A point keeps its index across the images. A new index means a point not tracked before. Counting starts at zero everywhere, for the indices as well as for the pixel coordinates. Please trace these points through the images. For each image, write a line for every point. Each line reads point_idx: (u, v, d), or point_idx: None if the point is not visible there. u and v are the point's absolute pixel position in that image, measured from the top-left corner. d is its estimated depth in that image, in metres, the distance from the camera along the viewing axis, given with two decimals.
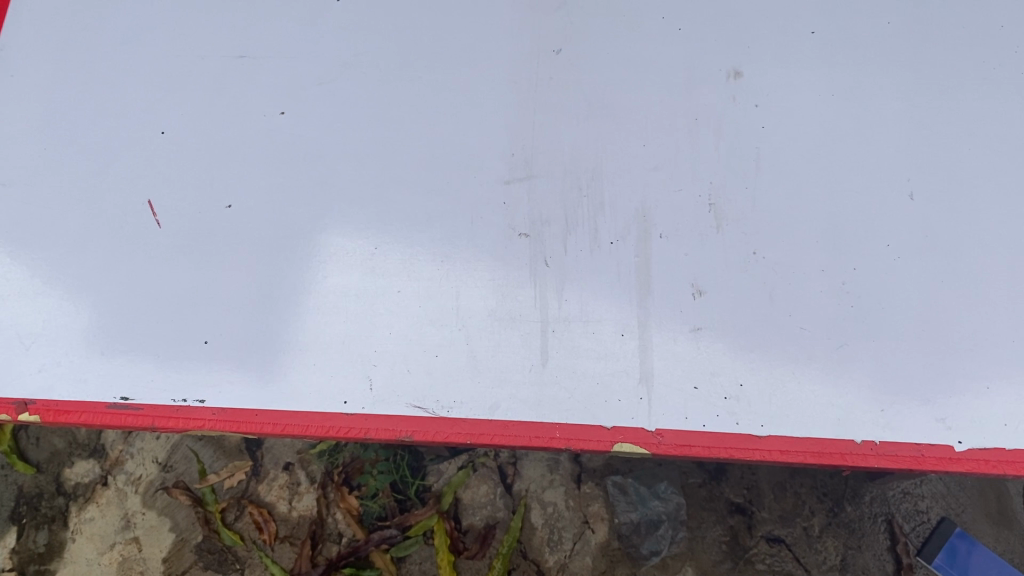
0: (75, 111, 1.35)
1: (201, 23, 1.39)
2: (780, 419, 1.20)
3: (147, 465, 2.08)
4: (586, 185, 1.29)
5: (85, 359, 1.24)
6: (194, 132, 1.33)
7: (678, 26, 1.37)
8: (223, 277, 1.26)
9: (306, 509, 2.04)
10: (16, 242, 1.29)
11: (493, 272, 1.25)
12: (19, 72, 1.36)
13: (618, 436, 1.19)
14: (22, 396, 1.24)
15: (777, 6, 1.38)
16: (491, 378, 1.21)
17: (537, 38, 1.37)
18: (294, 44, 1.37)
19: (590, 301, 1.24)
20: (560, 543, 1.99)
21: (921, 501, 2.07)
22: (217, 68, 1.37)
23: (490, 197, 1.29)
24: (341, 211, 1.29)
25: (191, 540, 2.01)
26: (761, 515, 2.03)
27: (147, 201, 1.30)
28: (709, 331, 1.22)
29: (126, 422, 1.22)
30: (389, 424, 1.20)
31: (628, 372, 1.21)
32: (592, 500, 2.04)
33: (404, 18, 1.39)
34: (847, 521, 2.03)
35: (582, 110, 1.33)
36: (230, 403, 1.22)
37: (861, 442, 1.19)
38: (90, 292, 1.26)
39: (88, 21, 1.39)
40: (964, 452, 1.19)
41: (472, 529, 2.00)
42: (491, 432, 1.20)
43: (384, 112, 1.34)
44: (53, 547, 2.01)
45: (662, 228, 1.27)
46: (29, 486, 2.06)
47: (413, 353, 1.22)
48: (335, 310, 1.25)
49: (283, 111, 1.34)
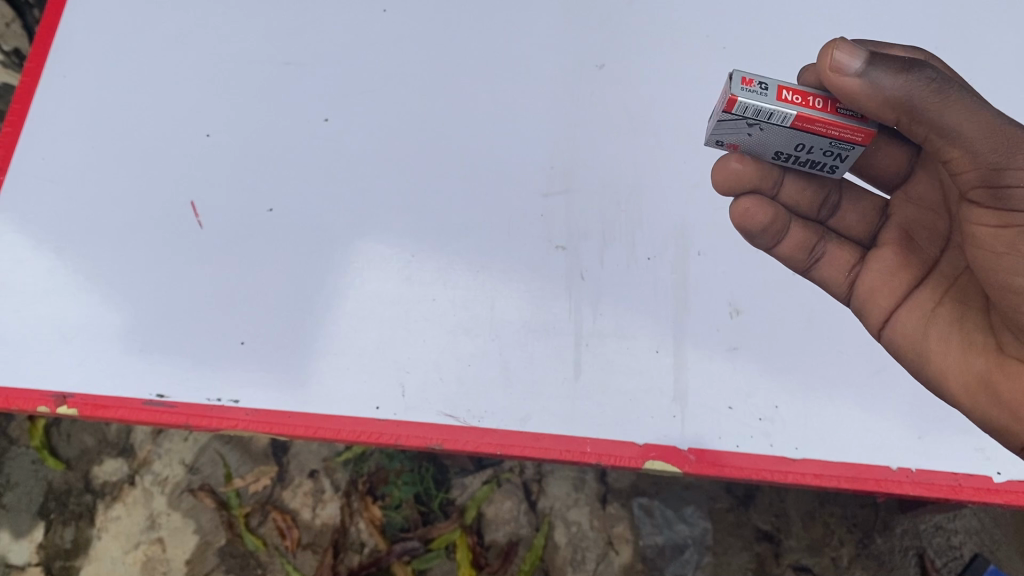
0: (123, 112, 1.37)
1: (248, 29, 1.41)
2: (816, 443, 1.20)
3: (174, 466, 1.98)
4: (624, 200, 1.30)
5: (122, 355, 1.25)
6: (239, 135, 1.35)
7: (721, 45, 1.38)
8: (260, 279, 1.27)
9: (330, 518, 1.96)
10: (62, 236, 1.31)
11: (529, 283, 1.25)
12: (71, 73, 1.39)
13: (649, 452, 1.19)
14: (61, 389, 1.24)
15: (822, 28, 1.38)
16: (524, 391, 1.21)
17: (581, 52, 1.37)
18: (340, 51, 1.39)
19: (625, 317, 1.24)
20: (583, 563, 1.91)
21: (954, 535, 1.94)
22: (263, 73, 1.38)
23: (529, 208, 1.29)
24: (380, 220, 1.30)
25: (215, 543, 1.93)
26: (790, 543, 1.93)
27: (190, 202, 1.32)
28: (746, 352, 1.23)
29: (161, 419, 1.23)
30: (419, 431, 1.20)
31: (662, 391, 1.21)
32: (617, 521, 1.95)
33: (449, 28, 1.40)
34: (877, 553, 1.92)
35: (624, 125, 1.33)
36: (264, 405, 1.22)
37: (897, 469, 1.19)
38: (130, 290, 1.28)
39: (140, 25, 1.42)
40: (1004, 483, 1.20)
41: (495, 545, 1.93)
42: (521, 444, 1.19)
43: (426, 120, 1.35)
44: (80, 544, 1.94)
45: (699, 245, 1.27)
46: (58, 482, 1.97)
47: (446, 362, 1.23)
48: (371, 316, 1.25)
49: (327, 118, 1.35)
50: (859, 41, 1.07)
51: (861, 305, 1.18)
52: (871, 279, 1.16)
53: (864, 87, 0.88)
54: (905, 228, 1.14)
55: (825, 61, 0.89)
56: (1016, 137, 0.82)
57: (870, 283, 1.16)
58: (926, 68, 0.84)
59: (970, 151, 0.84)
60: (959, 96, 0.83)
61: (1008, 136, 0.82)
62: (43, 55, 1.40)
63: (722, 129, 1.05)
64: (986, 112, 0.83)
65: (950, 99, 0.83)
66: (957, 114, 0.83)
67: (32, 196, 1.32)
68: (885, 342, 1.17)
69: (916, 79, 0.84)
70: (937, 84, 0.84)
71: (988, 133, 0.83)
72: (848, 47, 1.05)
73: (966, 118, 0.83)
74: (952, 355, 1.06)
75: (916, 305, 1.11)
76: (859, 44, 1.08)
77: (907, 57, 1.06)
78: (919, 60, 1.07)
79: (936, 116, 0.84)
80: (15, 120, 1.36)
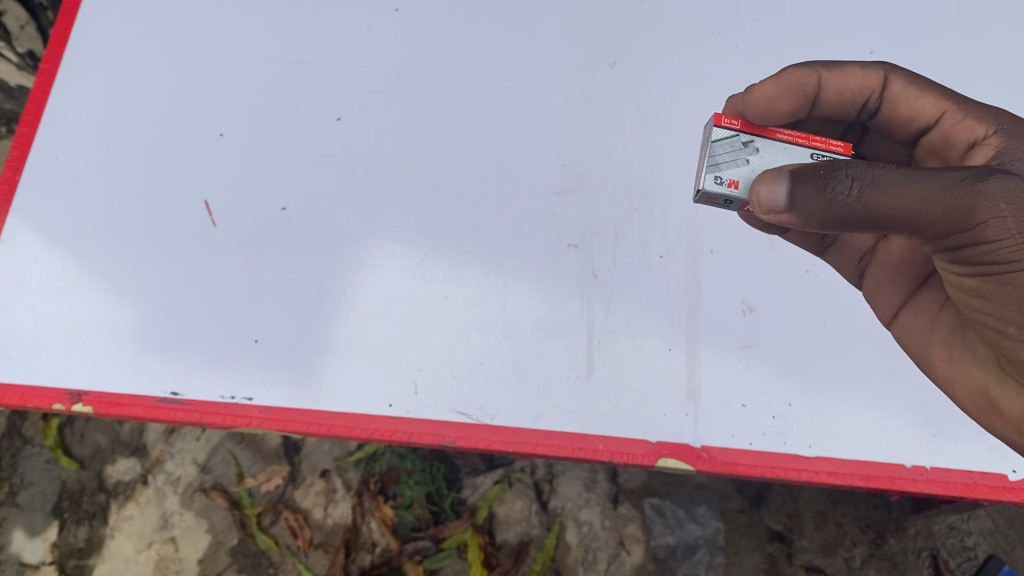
0: (138, 112, 1.38)
1: (262, 29, 1.42)
2: (829, 441, 1.20)
3: (186, 466, 1.99)
4: (636, 198, 1.30)
5: (137, 353, 1.26)
6: (253, 134, 1.36)
7: (735, 43, 1.38)
8: (274, 277, 1.28)
9: (341, 517, 1.96)
10: (77, 235, 1.31)
11: (541, 282, 1.25)
12: (87, 73, 1.40)
13: (662, 450, 1.19)
14: (76, 387, 1.24)
15: (835, 26, 1.39)
16: (537, 388, 1.21)
17: (593, 50, 1.38)
18: (353, 50, 1.39)
19: (637, 315, 1.24)
20: (594, 564, 1.91)
21: (968, 536, 1.93)
22: (277, 73, 1.39)
23: (540, 206, 1.29)
24: (393, 219, 1.30)
25: (227, 542, 1.93)
26: (802, 543, 1.93)
27: (204, 201, 1.32)
28: (759, 349, 1.23)
29: (175, 416, 1.23)
30: (432, 429, 1.20)
31: (675, 388, 1.21)
32: (628, 521, 1.95)
33: (462, 26, 1.40)
34: (890, 554, 1.91)
35: (636, 123, 1.34)
36: (277, 402, 1.22)
37: (911, 467, 1.19)
38: (145, 289, 1.28)
39: (155, 25, 1.43)
40: (1019, 482, 1.19)
41: (506, 545, 1.92)
42: (533, 442, 1.19)
43: (438, 119, 1.35)
44: (93, 543, 1.94)
45: (712, 243, 1.27)
46: (71, 481, 1.98)
47: (458, 360, 1.23)
48: (383, 314, 1.25)
49: (340, 117, 1.36)
50: (804, 73, 1.11)
51: (870, 292, 1.20)
52: (878, 270, 1.18)
53: (797, 215, 0.87)
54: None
55: (759, 203, 0.90)
56: (957, 199, 0.82)
57: (877, 275, 1.18)
58: (841, 174, 0.82)
59: (920, 228, 0.84)
60: (883, 187, 0.82)
61: (948, 204, 0.82)
62: (58, 55, 1.41)
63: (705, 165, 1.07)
64: (914, 191, 0.82)
65: (879, 194, 0.82)
66: (893, 205, 0.82)
67: (47, 195, 1.33)
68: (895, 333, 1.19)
69: (837, 190, 0.82)
70: (860, 184, 0.82)
71: (934, 204, 0.82)
72: (794, 76, 1.10)
73: (901, 203, 0.82)
74: (957, 368, 1.08)
75: (919, 310, 1.13)
76: (806, 75, 1.11)
77: (860, 75, 1.11)
78: (871, 81, 1.11)
79: (875, 214, 0.82)
80: (31, 119, 1.37)
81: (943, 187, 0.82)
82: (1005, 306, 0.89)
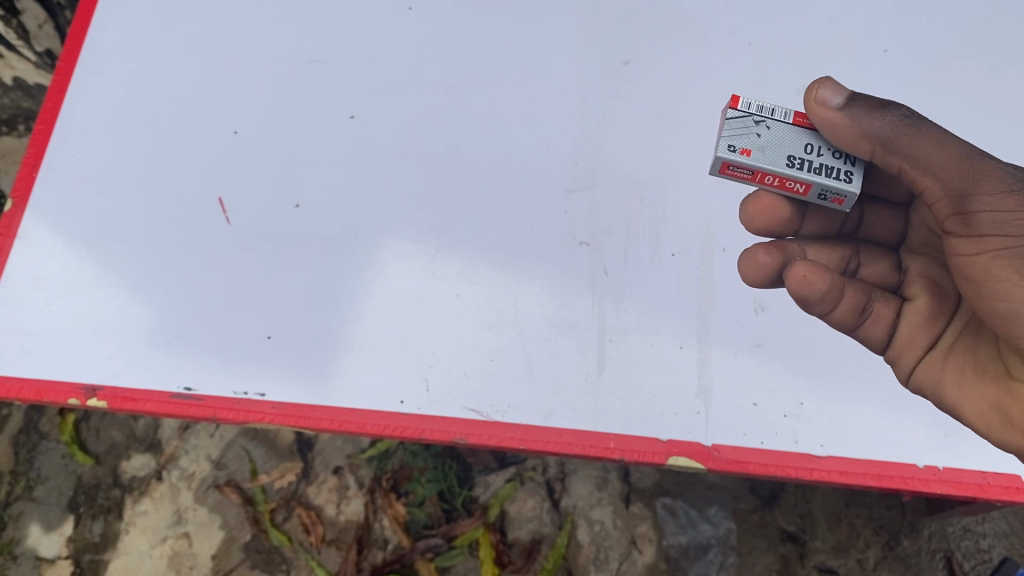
0: (153, 109, 1.39)
1: (276, 27, 1.43)
2: (841, 440, 1.20)
3: (200, 462, 2.00)
4: (648, 196, 1.30)
5: (151, 349, 1.27)
6: (266, 132, 1.37)
7: (747, 41, 1.37)
8: (286, 274, 1.29)
9: (353, 514, 1.97)
10: (93, 231, 1.32)
11: (553, 281, 1.26)
12: (102, 71, 1.41)
13: (673, 448, 1.18)
14: (90, 381, 1.25)
15: (849, 24, 1.39)
16: (548, 385, 1.21)
17: (606, 49, 1.38)
18: (366, 48, 1.40)
19: (648, 314, 1.24)
20: (606, 563, 1.90)
21: (983, 539, 1.91)
22: (290, 71, 1.40)
23: (552, 205, 1.29)
24: (405, 217, 1.30)
25: (241, 538, 1.94)
26: (814, 544, 1.92)
27: (218, 198, 1.33)
28: (770, 348, 1.22)
29: (189, 412, 1.24)
30: (444, 426, 1.21)
31: (686, 386, 1.21)
32: (640, 521, 1.94)
33: (475, 24, 1.41)
34: (903, 556, 1.90)
35: (649, 122, 1.34)
36: (290, 398, 1.23)
37: (923, 467, 1.19)
38: (159, 285, 1.29)
39: (170, 24, 1.44)
40: None
41: (518, 543, 1.92)
42: (545, 439, 1.19)
43: (450, 116, 1.35)
44: (108, 538, 1.95)
45: (724, 242, 1.27)
46: (87, 476, 2.00)
47: (470, 357, 1.23)
48: (395, 311, 1.26)
49: (352, 115, 1.36)
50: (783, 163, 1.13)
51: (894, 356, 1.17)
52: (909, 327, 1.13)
53: (842, 120, 0.98)
54: (930, 277, 1.12)
55: (810, 98, 1.00)
56: (985, 170, 0.94)
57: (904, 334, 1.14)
58: (899, 108, 0.97)
59: (941, 178, 0.95)
60: (930, 130, 0.95)
61: (975, 166, 0.94)
62: (74, 54, 1.43)
63: (735, 130, 1.04)
64: (954, 143, 0.95)
65: (923, 131, 0.95)
66: (932, 145, 0.95)
67: (63, 192, 1.35)
68: (915, 386, 1.17)
69: (887, 116, 0.97)
70: (912, 120, 0.96)
71: (965, 161, 0.94)
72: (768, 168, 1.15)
73: (941, 149, 0.95)
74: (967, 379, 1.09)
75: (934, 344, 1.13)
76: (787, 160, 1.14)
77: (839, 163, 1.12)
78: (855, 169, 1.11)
79: (911, 146, 0.96)
80: (47, 118, 1.38)
81: (977, 157, 0.94)
82: (1014, 284, 0.93)
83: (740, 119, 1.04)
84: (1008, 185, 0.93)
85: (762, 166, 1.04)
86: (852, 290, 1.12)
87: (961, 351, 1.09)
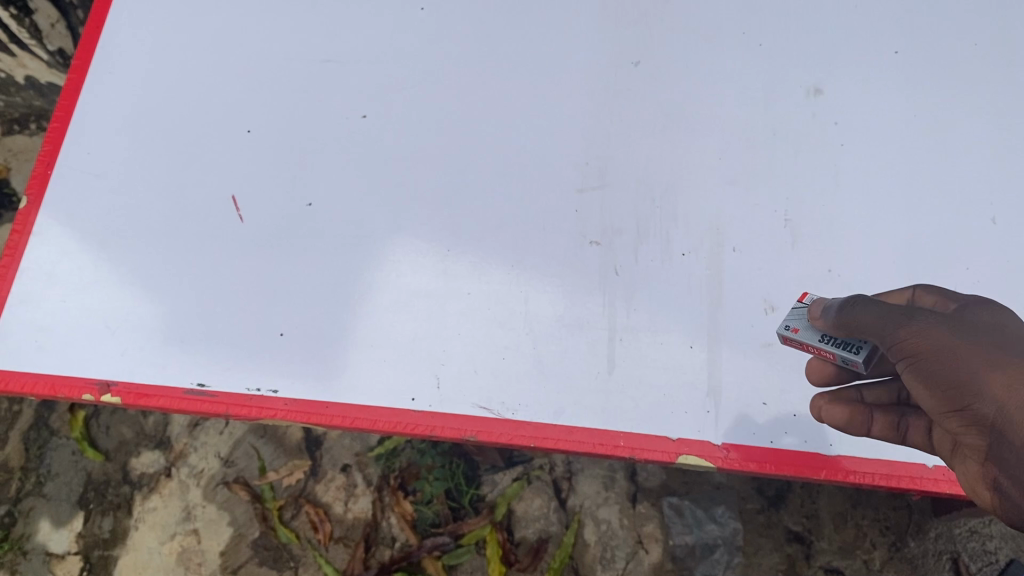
0: (168, 107, 1.40)
1: (290, 27, 1.44)
2: (851, 440, 1.20)
3: (209, 459, 2.01)
4: (658, 196, 1.31)
5: (164, 345, 1.28)
6: (279, 130, 1.38)
7: (758, 42, 1.39)
8: (300, 272, 1.30)
9: (361, 512, 1.97)
10: (108, 228, 1.34)
11: (563, 280, 1.26)
12: (117, 70, 1.43)
13: (682, 447, 1.19)
14: (105, 377, 1.26)
15: (858, 26, 1.40)
16: (558, 383, 1.22)
17: (617, 49, 1.39)
18: (379, 48, 1.41)
19: (659, 314, 1.25)
20: (612, 562, 1.91)
21: (989, 540, 1.90)
22: (303, 71, 1.41)
23: (562, 205, 1.30)
24: (417, 215, 1.31)
25: (249, 535, 1.96)
26: (820, 545, 1.92)
27: (231, 196, 1.34)
28: (781, 348, 1.23)
29: (201, 408, 1.25)
30: (454, 423, 1.22)
31: (696, 385, 1.22)
32: (646, 521, 1.95)
33: (487, 25, 1.42)
34: (910, 557, 1.89)
35: (660, 122, 1.35)
36: (303, 395, 1.24)
37: (933, 467, 1.19)
38: (173, 284, 1.30)
39: (184, 23, 1.45)
40: None
41: (525, 542, 1.93)
42: (555, 437, 1.20)
43: (463, 116, 1.36)
44: (117, 534, 1.96)
45: (734, 242, 1.28)
46: (97, 473, 2.01)
47: (481, 355, 1.24)
48: (406, 310, 1.27)
49: (365, 114, 1.38)
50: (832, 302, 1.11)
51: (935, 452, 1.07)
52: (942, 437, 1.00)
53: (824, 321, 1.06)
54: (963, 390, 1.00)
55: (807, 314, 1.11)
56: (891, 316, 0.94)
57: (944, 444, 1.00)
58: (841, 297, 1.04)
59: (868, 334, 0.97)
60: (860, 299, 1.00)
61: (884, 316, 0.95)
62: (89, 51, 1.44)
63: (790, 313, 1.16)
64: (875, 307, 0.97)
65: (853, 304, 1.00)
66: (856, 313, 0.98)
67: (78, 190, 1.36)
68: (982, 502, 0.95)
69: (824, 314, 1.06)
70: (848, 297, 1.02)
71: (884, 318, 0.95)
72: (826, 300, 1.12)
73: (863, 314, 0.97)
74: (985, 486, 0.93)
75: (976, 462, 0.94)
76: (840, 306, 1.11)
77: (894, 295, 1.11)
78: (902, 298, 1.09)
79: (845, 320, 1.00)
80: (63, 116, 1.40)
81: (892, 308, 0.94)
82: (922, 393, 0.92)
83: (801, 312, 1.16)
84: (911, 315, 0.93)
85: (804, 331, 1.13)
86: (877, 416, 1.06)
87: (940, 440, 1.01)
